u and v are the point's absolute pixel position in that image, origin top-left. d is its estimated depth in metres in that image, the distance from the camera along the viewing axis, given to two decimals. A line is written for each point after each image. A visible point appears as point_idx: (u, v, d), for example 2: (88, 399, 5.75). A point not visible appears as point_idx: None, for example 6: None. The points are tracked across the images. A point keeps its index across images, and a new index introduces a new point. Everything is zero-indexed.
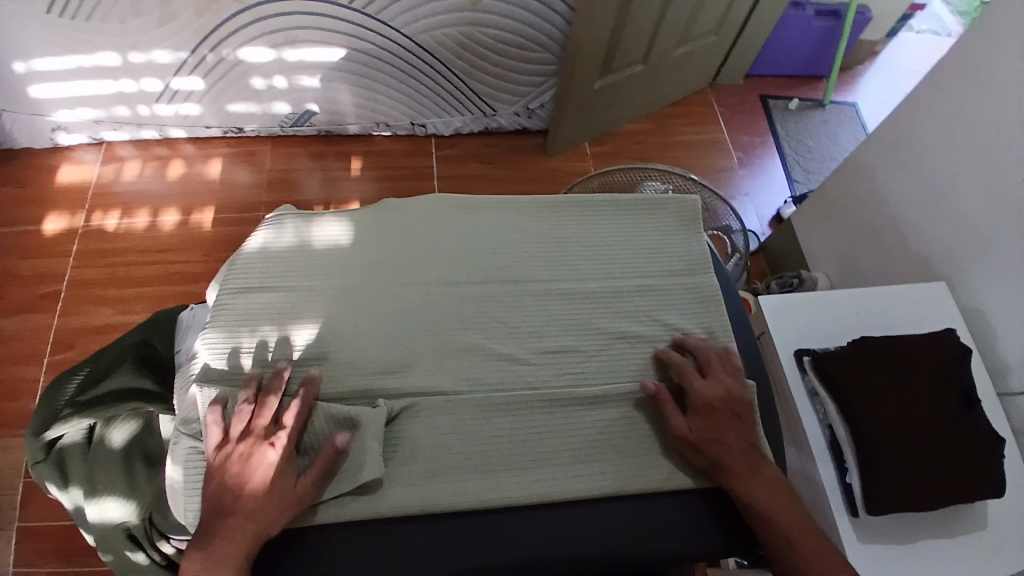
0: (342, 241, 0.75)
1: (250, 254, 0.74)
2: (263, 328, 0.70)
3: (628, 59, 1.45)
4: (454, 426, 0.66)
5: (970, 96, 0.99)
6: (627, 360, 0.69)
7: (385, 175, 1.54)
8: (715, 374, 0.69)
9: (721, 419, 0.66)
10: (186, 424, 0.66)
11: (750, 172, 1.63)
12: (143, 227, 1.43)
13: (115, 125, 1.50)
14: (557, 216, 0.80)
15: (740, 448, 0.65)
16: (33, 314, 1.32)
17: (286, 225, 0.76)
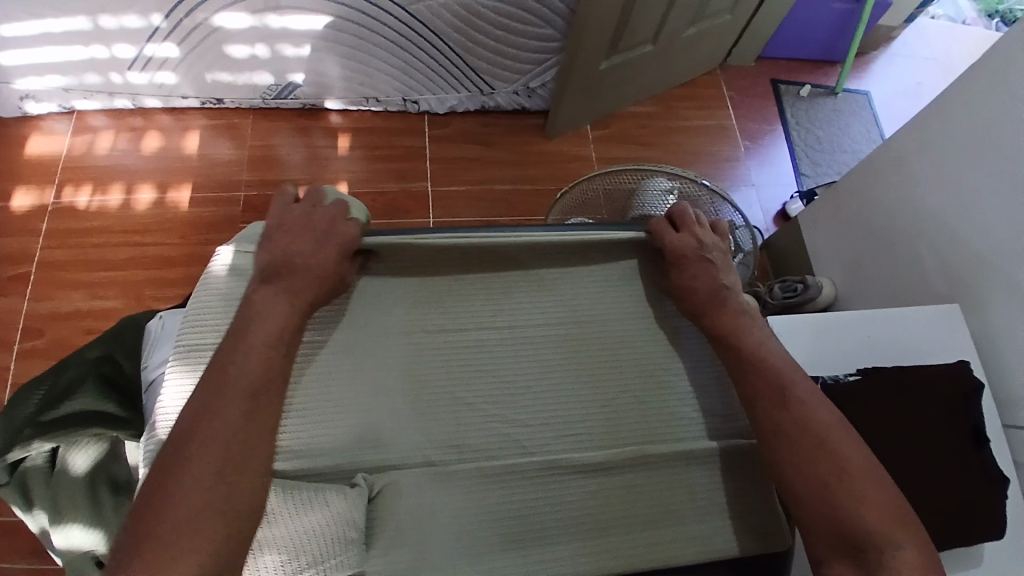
0: None
1: (219, 280, 0.66)
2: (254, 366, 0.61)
3: (636, 40, 1.36)
4: (438, 503, 0.57)
5: (1002, 106, 0.92)
6: (683, 213, 0.69)
7: (375, 154, 1.46)
8: (687, 226, 0.68)
9: (688, 265, 0.67)
10: None
11: (759, 164, 1.56)
12: (118, 205, 1.35)
13: (86, 93, 1.39)
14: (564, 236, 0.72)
15: (714, 294, 0.66)
16: (1, 297, 1.25)
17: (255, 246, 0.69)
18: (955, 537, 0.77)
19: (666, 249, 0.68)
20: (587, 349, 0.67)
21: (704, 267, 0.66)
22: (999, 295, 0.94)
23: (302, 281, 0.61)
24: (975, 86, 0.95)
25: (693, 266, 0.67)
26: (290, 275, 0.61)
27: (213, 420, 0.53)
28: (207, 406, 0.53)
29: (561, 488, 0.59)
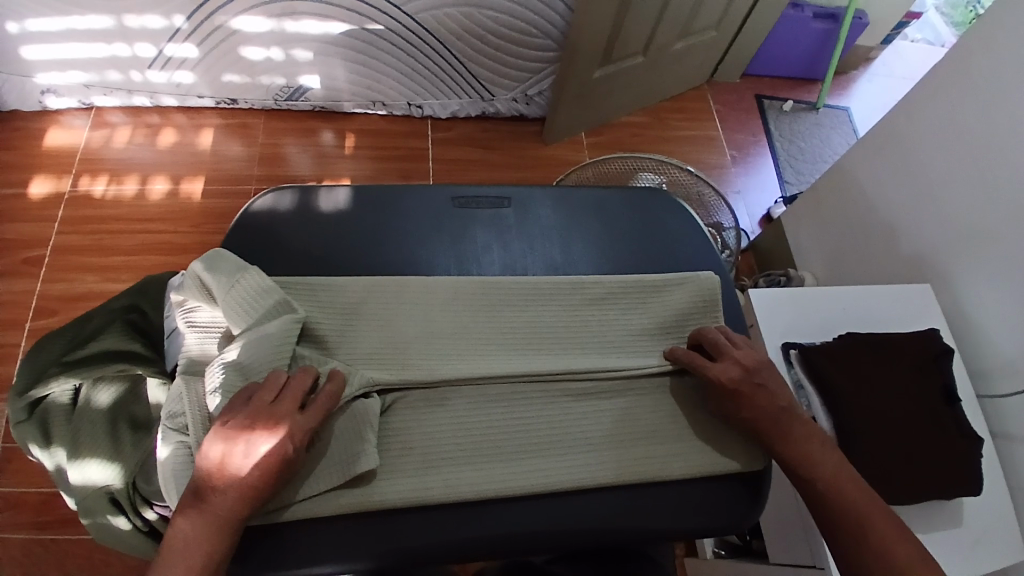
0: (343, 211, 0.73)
1: (251, 217, 0.72)
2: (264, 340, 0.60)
3: (629, 50, 1.45)
4: (444, 417, 0.61)
5: (970, 101, 0.99)
6: (721, 340, 0.65)
7: (380, 154, 1.53)
8: (730, 355, 0.64)
9: (746, 395, 0.61)
10: (173, 418, 0.58)
11: (745, 172, 1.64)
12: (133, 194, 1.41)
13: (106, 90, 1.47)
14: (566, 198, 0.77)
15: (778, 416, 0.61)
16: (15, 278, 1.30)
17: (281, 189, 0.75)
18: (934, 485, 0.81)
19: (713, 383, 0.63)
20: (582, 293, 0.70)
21: (761, 393, 0.62)
22: (971, 277, 1.01)
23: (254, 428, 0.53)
24: (943, 84, 1.03)
25: (751, 394, 0.61)
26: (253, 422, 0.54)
27: (197, 551, 0.50)
28: (195, 537, 0.50)
29: (556, 410, 0.63)
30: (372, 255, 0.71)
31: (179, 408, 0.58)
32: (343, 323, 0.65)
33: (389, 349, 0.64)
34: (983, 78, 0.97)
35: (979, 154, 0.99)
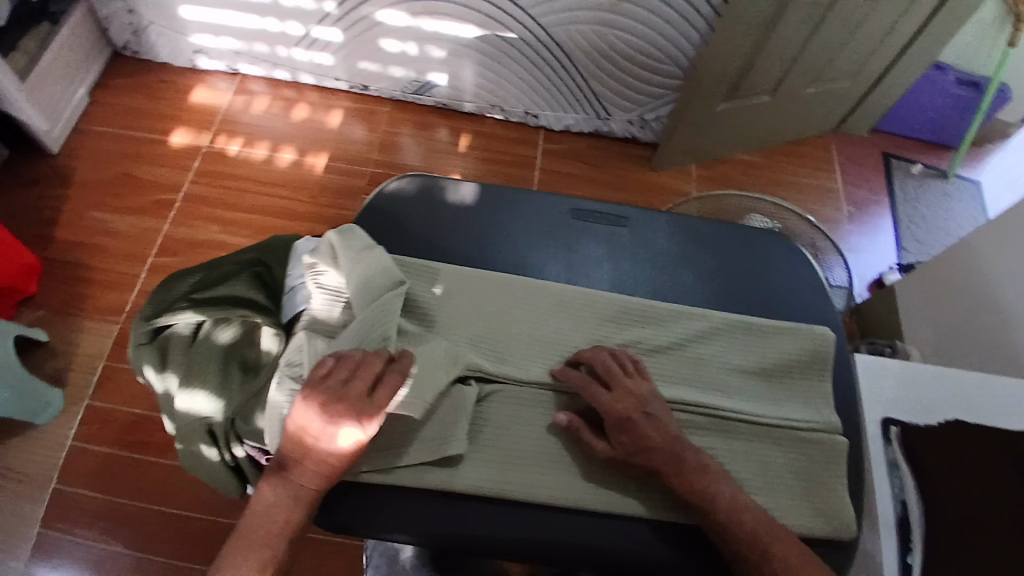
0: (468, 207, 0.77)
1: (383, 198, 0.77)
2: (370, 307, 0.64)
3: (756, 88, 1.42)
4: (535, 420, 0.63)
5: None
6: (608, 369, 0.62)
7: (489, 156, 1.57)
8: (619, 384, 0.61)
9: (637, 428, 0.58)
10: (291, 366, 0.62)
11: (859, 231, 1.57)
12: (260, 158, 1.51)
13: (252, 60, 1.58)
14: (685, 227, 0.77)
15: (670, 445, 0.58)
16: (147, 216, 1.43)
17: (416, 176, 0.79)
18: None
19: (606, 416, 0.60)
20: (686, 322, 0.70)
21: (653, 424, 0.59)
22: None
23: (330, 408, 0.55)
24: None
25: (643, 426, 0.59)
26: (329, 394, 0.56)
27: (286, 517, 0.55)
28: (279, 503, 0.55)
29: None
30: (490, 252, 0.74)
31: (297, 359, 0.62)
32: (459, 312, 0.68)
33: (495, 344, 0.67)
34: None
35: None
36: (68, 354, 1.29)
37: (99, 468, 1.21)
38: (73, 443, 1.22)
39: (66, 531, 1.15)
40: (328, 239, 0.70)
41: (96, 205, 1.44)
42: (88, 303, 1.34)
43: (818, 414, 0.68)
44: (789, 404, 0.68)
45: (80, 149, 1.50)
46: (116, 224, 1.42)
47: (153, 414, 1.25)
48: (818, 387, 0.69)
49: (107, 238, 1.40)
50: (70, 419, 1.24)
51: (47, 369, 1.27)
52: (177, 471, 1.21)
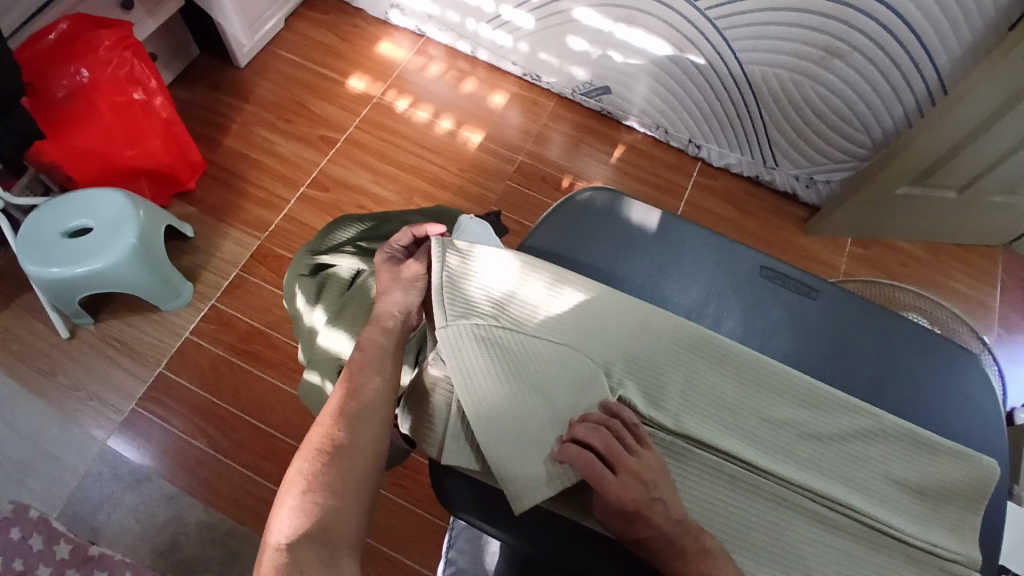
0: (653, 235, 0.75)
1: (574, 204, 0.76)
2: (462, 318, 0.63)
3: (945, 181, 1.32)
4: (677, 470, 0.61)
5: None
6: (612, 449, 0.57)
7: (636, 174, 1.55)
8: (624, 465, 0.57)
9: (646, 517, 0.55)
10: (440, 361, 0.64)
11: (1004, 359, 1.45)
12: (420, 120, 1.55)
13: (440, 26, 1.62)
14: (874, 318, 0.73)
15: (674, 535, 0.56)
16: (308, 148, 1.50)
17: (609, 190, 0.78)
18: None
19: (613, 503, 0.56)
20: (845, 412, 0.65)
21: (661, 510, 0.56)
22: None
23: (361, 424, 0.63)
24: None
25: (652, 516, 0.55)
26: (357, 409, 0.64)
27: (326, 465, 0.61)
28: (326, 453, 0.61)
29: (782, 516, 0.60)
30: (665, 287, 0.74)
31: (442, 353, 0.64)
32: (601, 328, 0.66)
33: (655, 385, 0.65)
34: None
35: None
36: (208, 254, 1.38)
37: (205, 367, 1.29)
38: (192, 336, 1.31)
39: (168, 413, 1.24)
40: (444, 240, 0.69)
41: (266, 124, 1.52)
42: (236, 213, 1.43)
43: (964, 543, 0.62)
44: (933, 528, 0.62)
45: (265, 70, 1.59)
46: (278, 147, 1.50)
47: (266, 332, 1.32)
48: (967, 518, 0.63)
49: (267, 157, 1.49)
50: (194, 313, 1.33)
51: (186, 262, 1.37)
52: (276, 389, 1.28)
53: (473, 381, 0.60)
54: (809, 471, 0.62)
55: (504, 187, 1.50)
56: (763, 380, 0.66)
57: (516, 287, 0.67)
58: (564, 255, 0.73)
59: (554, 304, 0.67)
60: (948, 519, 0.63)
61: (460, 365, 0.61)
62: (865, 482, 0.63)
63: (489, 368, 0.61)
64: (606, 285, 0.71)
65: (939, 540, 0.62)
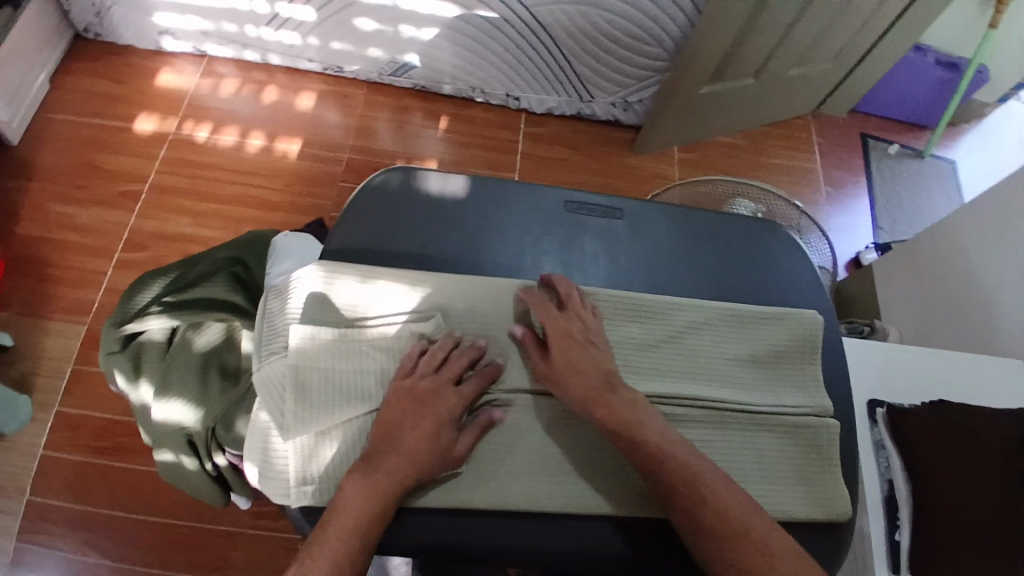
0: (458, 201, 0.70)
1: (365, 194, 0.69)
2: (271, 359, 0.57)
3: (740, 71, 1.40)
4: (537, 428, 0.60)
5: None
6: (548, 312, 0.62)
7: (469, 139, 1.52)
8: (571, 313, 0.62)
9: (578, 352, 0.59)
10: (275, 405, 0.56)
11: (839, 213, 1.58)
12: (228, 144, 1.45)
13: (221, 42, 1.50)
14: (686, 222, 0.74)
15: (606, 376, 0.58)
16: (113, 209, 1.36)
17: (400, 168, 0.71)
18: None
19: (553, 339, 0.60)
20: (672, 314, 0.68)
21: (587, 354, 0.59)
22: None
23: (400, 476, 0.52)
24: None
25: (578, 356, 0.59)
26: (382, 459, 0.53)
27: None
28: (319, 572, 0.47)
29: None
30: (490, 253, 0.69)
31: (276, 392, 0.56)
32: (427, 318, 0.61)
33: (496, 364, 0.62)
34: None
35: None
36: (33, 358, 1.23)
37: (67, 479, 1.15)
38: (43, 453, 1.17)
39: (44, 542, 1.11)
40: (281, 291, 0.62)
41: (57, 198, 1.36)
42: (53, 304, 1.27)
43: (807, 395, 0.67)
44: (778, 392, 0.66)
45: (38, 138, 1.42)
46: (80, 219, 1.35)
47: (126, 418, 1.20)
48: (802, 371, 0.68)
49: (69, 233, 1.33)
50: (38, 425, 1.18)
51: (12, 375, 1.21)
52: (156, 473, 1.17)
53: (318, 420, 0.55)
54: (655, 379, 0.64)
55: (340, 190, 1.43)
56: (591, 312, 0.66)
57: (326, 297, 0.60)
58: (372, 249, 0.67)
59: (371, 305, 0.61)
60: (787, 379, 0.67)
61: (296, 407, 0.55)
62: (706, 372, 0.66)
63: (325, 397, 0.55)
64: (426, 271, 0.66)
65: (785, 399, 0.66)
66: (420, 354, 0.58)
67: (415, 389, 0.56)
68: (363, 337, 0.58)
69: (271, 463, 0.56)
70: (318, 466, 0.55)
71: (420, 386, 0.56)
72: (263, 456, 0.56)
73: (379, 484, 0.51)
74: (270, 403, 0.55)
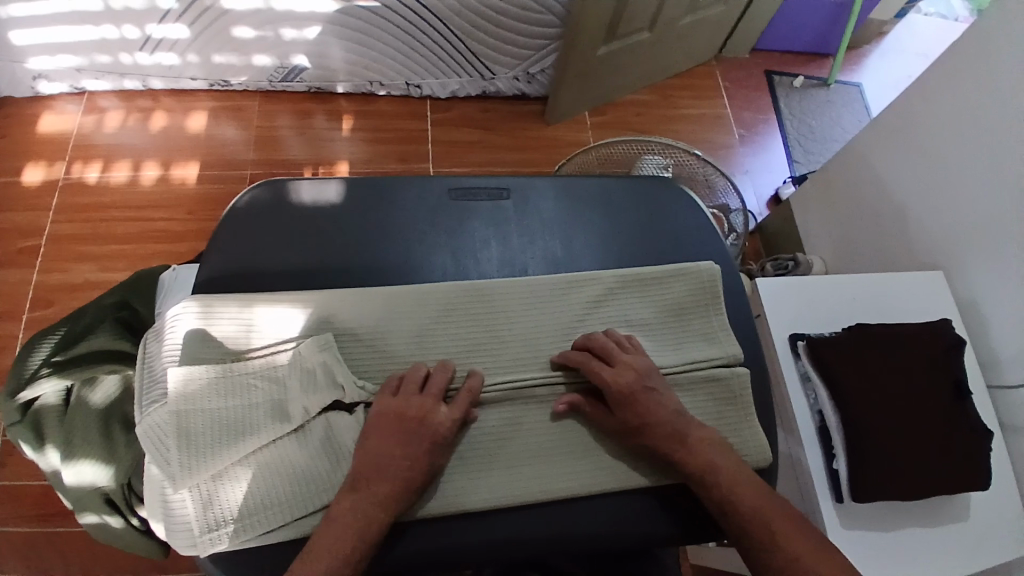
0: (332, 205, 0.68)
1: (233, 214, 0.66)
2: (151, 409, 0.54)
3: (633, 26, 1.39)
4: None
5: (988, 90, 0.96)
6: (608, 349, 0.63)
7: (377, 135, 1.48)
8: (620, 360, 0.62)
9: (637, 401, 0.60)
10: (161, 456, 0.53)
11: (754, 153, 1.59)
12: (123, 181, 1.37)
13: (97, 74, 1.42)
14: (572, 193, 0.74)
15: (667, 413, 0.60)
16: (10, 269, 1.28)
17: (270, 183, 0.68)
18: (941, 483, 0.79)
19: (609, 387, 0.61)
20: (571, 291, 0.68)
21: (653, 399, 0.61)
22: (980, 265, 0.98)
23: (392, 496, 0.53)
24: (966, 72, 0.99)
25: (643, 401, 0.60)
26: (374, 480, 0.53)
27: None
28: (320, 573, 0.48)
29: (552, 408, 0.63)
30: (377, 255, 0.67)
31: (160, 445, 0.53)
32: (311, 336, 0.59)
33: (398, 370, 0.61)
34: (1003, 67, 0.94)
35: (1001, 145, 0.95)
36: None
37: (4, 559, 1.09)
38: None
39: None
40: (157, 331, 0.59)
41: None
42: None
43: (715, 344, 0.68)
44: (686, 349, 0.67)
45: None
46: None
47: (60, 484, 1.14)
48: (709, 323, 0.69)
49: None
50: None
51: None
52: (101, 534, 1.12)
53: (212, 464, 0.53)
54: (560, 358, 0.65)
55: None
56: (487, 303, 0.66)
57: (203, 330, 0.58)
58: (246, 269, 0.64)
59: (254, 333, 0.59)
60: (694, 335, 0.68)
61: (186, 455, 0.52)
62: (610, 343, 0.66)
63: (215, 440, 0.53)
64: (308, 287, 0.64)
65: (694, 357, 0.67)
66: (422, 381, 0.59)
67: (407, 412, 0.56)
68: (248, 368, 0.56)
69: (171, 518, 0.53)
70: (220, 509, 0.53)
71: (413, 408, 0.56)
72: (164, 511, 0.54)
73: (372, 503, 0.52)
74: (155, 456, 0.53)
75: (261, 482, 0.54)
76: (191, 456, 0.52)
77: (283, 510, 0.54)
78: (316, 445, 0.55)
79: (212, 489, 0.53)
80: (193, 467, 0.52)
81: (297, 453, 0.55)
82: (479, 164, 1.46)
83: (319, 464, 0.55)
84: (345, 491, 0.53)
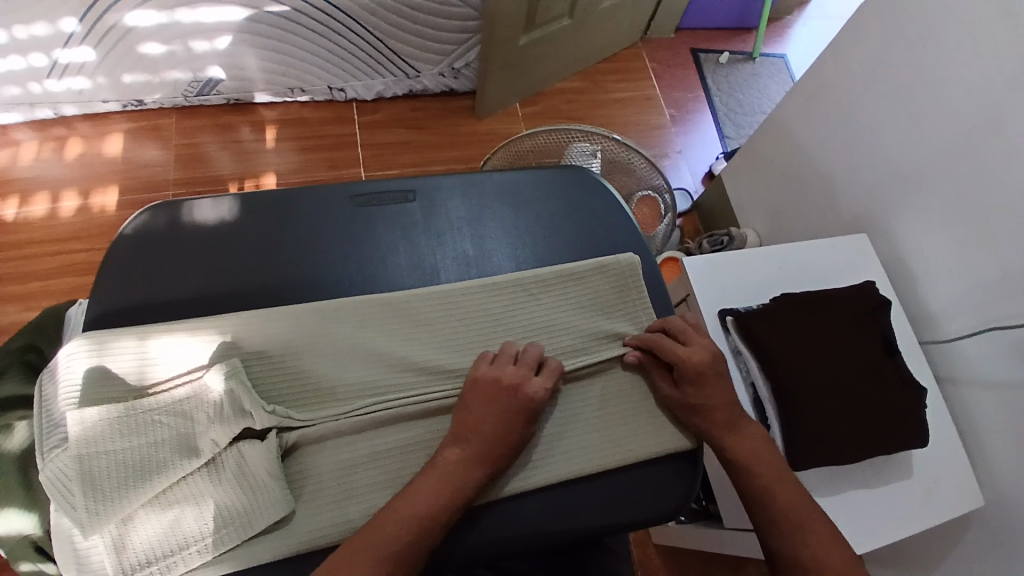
0: (228, 222, 0.67)
1: (125, 242, 0.65)
2: (52, 454, 0.52)
3: (553, 15, 1.39)
4: (367, 440, 0.60)
5: (896, 55, 0.99)
6: (682, 329, 0.67)
7: (305, 143, 1.45)
8: (695, 340, 0.66)
9: (709, 379, 0.65)
10: (66, 502, 0.51)
11: (685, 132, 1.61)
12: (41, 215, 1.32)
13: (5, 107, 1.35)
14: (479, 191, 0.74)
15: (728, 397, 0.65)
16: None
17: (163, 206, 0.68)
18: (878, 443, 0.81)
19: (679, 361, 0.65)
20: (490, 292, 0.68)
21: (719, 381, 0.65)
22: (903, 225, 1.00)
23: (486, 454, 0.58)
24: (874, 39, 1.02)
25: (711, 380, 0.65)
26: (474, 438, 0.58)
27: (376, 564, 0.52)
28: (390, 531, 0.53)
29: None
30: (285, 271, 0.67)
31: (64, 490, 0.51)
32: (215, 364, 0.58)
33: (314, 390, 0.61)
34: (908, 32, 0.96)
35: (912, 107, 0.97)
36: None
37: None
38: None
39: None
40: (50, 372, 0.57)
41: None
42: None
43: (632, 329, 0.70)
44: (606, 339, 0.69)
45: None
46: None
47: None
48: (626, 311, 0.71)
49: None
50: None
51: None
52: None
53: (122, 506, 0.51)
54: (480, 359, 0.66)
55: None
56: (400, 311, 0.65)
57: (99, 369, 0.56)
58: (148, 300, 0.63)
59: (155, 367, 0.58)
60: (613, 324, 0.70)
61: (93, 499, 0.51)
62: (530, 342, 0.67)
63: (124, 482, 0.52)
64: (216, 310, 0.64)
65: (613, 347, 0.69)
66: (516, 354, 0.63)
67: (503, 379, 0.61)
68: (154, 404, 0.55)
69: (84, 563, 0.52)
70: (134, 551, 0.52)
71: (509, 377, 0.61)
72: (75, 558, 0.52)
73: (470, 459, 0.58)
74: (60, 502, 0.51)
75: (179, 520, 0.53)
76: (98, 500, 0.51)
77: (202, 546, 0.53)
78: (229, 479, 0.54)
79: (127, 531, 0.52)
80: (105, 511, 0.51)
81: (212, 486, 0.54)
82: (412, 165, 1.45)
83: (236, 495, 0.54)
84: (449, 444, 0.59)
